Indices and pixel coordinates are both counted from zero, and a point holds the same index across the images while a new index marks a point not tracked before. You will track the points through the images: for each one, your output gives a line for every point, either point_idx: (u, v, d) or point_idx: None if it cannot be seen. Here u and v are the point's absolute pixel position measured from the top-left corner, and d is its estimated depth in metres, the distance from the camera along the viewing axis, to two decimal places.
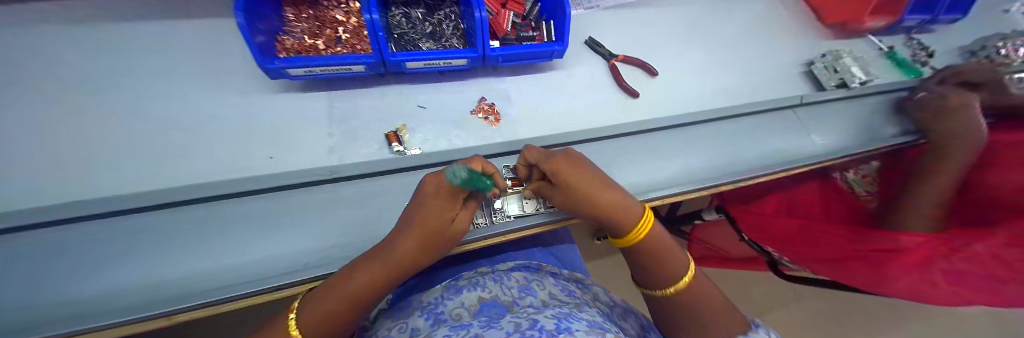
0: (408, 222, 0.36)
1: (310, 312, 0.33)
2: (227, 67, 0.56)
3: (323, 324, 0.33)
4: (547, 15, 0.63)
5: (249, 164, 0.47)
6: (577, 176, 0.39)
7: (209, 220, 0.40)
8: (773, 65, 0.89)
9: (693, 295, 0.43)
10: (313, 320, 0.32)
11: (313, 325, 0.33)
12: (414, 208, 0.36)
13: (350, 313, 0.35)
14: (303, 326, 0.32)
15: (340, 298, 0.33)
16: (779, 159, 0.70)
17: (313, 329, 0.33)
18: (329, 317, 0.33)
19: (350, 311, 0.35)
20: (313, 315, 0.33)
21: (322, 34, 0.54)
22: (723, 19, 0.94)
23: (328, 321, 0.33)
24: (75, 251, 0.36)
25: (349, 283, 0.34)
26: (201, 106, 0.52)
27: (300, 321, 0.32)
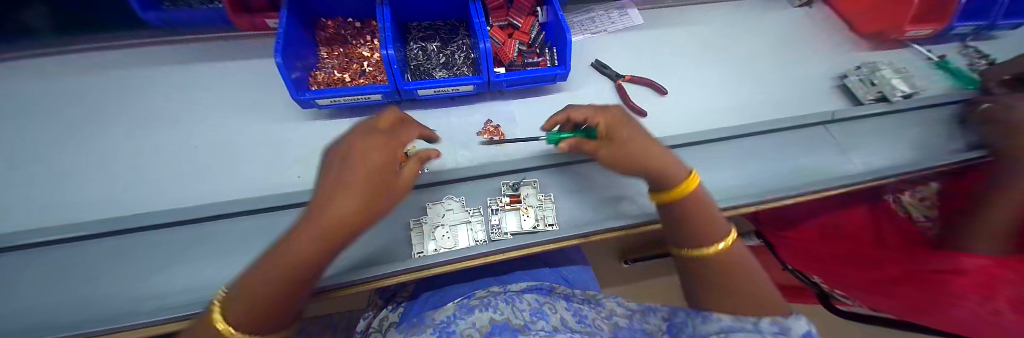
0: (354, 160, 0.32)
1: (236, 310, 0.26)
2: (271, 99, 0.65)
3: (255, 313, 0.27)
4: (551, 41, 0.66)
5: (280, 182, 0.54)
6: (628, 130, 0.46)
7: (240, 232, 0.46)
8: (798, 79, 0.85)
9: (734, 259, 0.42)
10: (239, 306, 0.26)
11: (243, 316, 0.27)
12: (348, 150, 0.33)
13: (285, 304, 0.29)
14: (233, 318, 0.26)
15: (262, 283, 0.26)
16: (809, 178, 0.65)
17: (245, 322, 0.27)
18: (257, 306, 0.27)
19: (279, 301, 0.28)
20: (238, 303, 0.27)
21: (349, 68, 0.62)
22: (741, 35, 0.92)
23: (263, 314, 0.27)
24: (141, 256, 0.43)
25: (272, 265, 0.27)
26: (247, 133, 0.60)
27: (228, 312, 0.26)
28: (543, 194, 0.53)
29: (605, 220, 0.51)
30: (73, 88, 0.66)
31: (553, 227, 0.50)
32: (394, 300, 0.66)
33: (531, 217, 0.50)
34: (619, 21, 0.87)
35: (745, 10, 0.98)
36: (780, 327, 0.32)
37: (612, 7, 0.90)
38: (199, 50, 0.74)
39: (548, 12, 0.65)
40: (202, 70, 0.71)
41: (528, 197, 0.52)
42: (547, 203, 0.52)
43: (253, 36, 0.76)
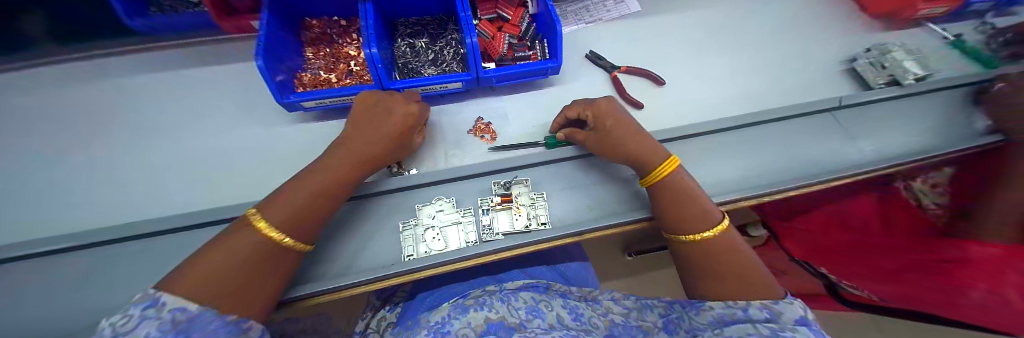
0: (377, 126, 0.43)
1: (274, 212, 0.33)
2: (259, 102, 0.64)
3: (295, 218, 0.33)
4: (542, 33, 0.64)
5: (270, 188, 0.53)
6: (613, 120, 0.47)
7: None
8: (806, 64, 0.81)
9: (722, 247, 0.40)
10: (281, 213, 0.33)
11: (284, 219, 0.33)
12: (368, 117, 0.44)
13: (314, 217, 0.35)
14: (273, 220, 0.32)
15: (308, 193, 0.35)
16: (818, 169, 0.62)
17: (284, 226, 0.33)
18: (300, 213, 0.34)
19: (316, 215, 0.35)
20: (280, 209, 0.33)
21: (335, 69, 0.60)
22: (744, 19, 0.88)
23: (297, 222, 0.33)
24: (113, 270, 0.41)
25: (309, 184, 0.36)
26: (236, 138, 0.59)
27: (268, 215, 0.32)
28: (536, 192, 0.51)
29: (599, 218, 0.49)
30: (63, 98, 0.66)
31: (546, 226, 0.48)
32: (391, 300, 0.66)
33: (523, 216, 0.49)
34: (615, 9, 0.84)
35: None
36: (769, 312, 0.34)
37: None
38: (187, 54, 0.73)
39: (538, 3, 0.63)
40: (190, 76, 0.70)
41: (520, 196, 0.51)
42: (540, 202, 0.50)
43: (240, 39, 0.75)
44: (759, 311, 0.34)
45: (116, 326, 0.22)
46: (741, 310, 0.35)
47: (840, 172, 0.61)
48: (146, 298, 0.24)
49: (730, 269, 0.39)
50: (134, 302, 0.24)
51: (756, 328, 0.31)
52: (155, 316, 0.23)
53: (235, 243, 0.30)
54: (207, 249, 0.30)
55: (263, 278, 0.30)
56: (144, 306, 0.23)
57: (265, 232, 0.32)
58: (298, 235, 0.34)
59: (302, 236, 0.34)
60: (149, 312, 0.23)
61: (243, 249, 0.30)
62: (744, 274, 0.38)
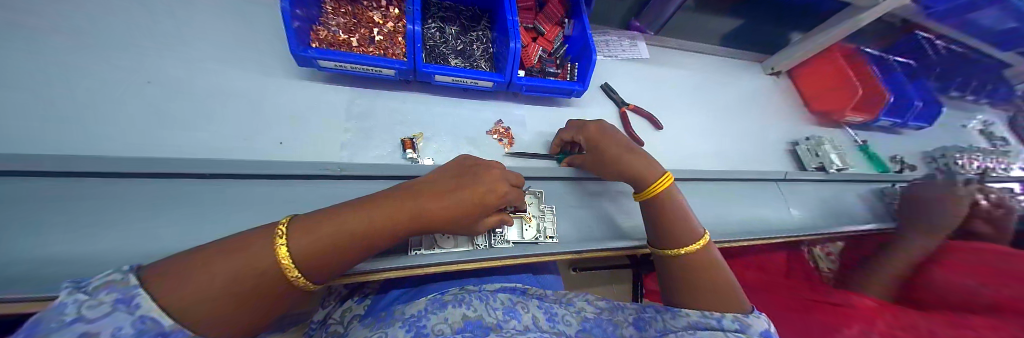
0: (455, 191, 0.37)
1: (301, 239, 0.30)
2: (253, 43, 0.55)
3: (316, 265, 0.31)
4: (573, 56, 0.67)
5: (254, 145, 0.45)
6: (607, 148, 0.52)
7: (207, 197, 0.39)
8: (764, 138, 0.97)
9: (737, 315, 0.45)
10: (305, 250, 0.30)
11: (306, 259, 0.30)
12: (456, 173, 0.40)
13: (334, 266, 0.32)
14: (296, 254, 0.29)
15: (337, 246, 0.31)
16: (762, 226, 0.75)
17: (304, 264, 0.30)
18: (323, 260, 0.31)
19: (333, 257, 0.32)
20: (308, 247, 0.30)
21: (356, 32, 0.55)
22: (724, 87, 1.02)
23: (314, 266, 0.31)
24: (51, 209, 0.33)
25: (356, 222, 0.33)
26: (216, 75, 0.49)
27: (292, 245, 0.29)
28: (545, 205, 0.53)
29: (596, 240, 0.55)
30: None
31: (553, 239, 0.51)
32: (359, 291, 0.56)
33: (533, 228, 0.50)
34: (629, 50, 0.91)
35: (730, 67, 1.09)
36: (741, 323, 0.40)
37: (624, 36, 0.93)
38: None
39: (574, 26, 0.66)
40: None
41: (532, 206, 0.52)
42: (548, 216, 0.52)
43: None
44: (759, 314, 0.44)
45: (82, 311, 0.21)
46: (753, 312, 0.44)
47: (779, 233, 0.73)
48: (124, 289, 0.23)
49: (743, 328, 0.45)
50: (104, 288, 0.22)
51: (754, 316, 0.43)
52: (128, 313, 0.22)
53: (240, 259, 0.28)
54: (218, 250, 0.28)
55: (252, 302, 0.29)
56: (118, 298, 0.22)
57: (283, 265, 0.29)
58: (311, 276, 0.31)
59: (313, 278, 0.31)
60: (121, 308, 0.22)
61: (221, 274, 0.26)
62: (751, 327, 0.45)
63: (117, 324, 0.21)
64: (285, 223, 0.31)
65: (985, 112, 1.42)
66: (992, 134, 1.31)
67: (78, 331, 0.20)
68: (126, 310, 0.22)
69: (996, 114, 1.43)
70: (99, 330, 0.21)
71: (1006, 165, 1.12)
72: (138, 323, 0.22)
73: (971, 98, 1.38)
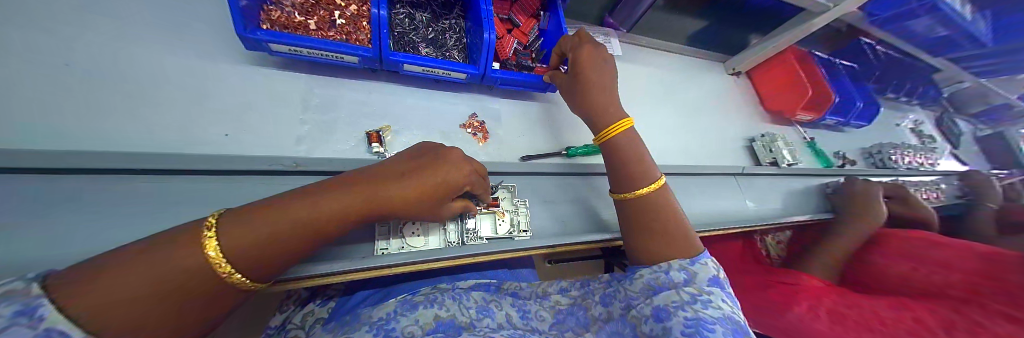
0: (414, 172, 0.35)
1: (235, 229, 0.26)
2: (196, 21, 0.49)
3: (253, 260, 0.27)
4: (548, 50, 0.65)
5: (195, 139, 0.40)
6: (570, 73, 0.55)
7: (138, 197, 0.33)
8: (725, 135, 1.03)
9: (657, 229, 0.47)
10: (241, 244, 0.26)
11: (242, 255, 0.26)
12: (414, 154, 0.37)
13: (278, 258, 0.29)
14: (228, 249, 0.26)
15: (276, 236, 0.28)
16: (723, 216, 0.81)
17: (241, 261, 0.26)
18: (260, 254, 0.27)
19: (277, 249, 0.28)
20: (242, 240, 0.26)
21: (313, 13, 0.50)
22: (691, 85, 1.07)
23: (253, 260, 0.27)
24: None
25: (299, 209, 0.29)
26: (145, 59, 0.43)
27: (223, 238, 0.26)
28: (518, 199, 0.53)
29: (569, 235, 0.55)
30: None
31: (526, 233, 0.50)
32: (322, 293, 0.52)
33: (506, 223, 0.50)
34: None
35: (694, 66, 1.14)
36: (687, 273, 0.42)
37: (599, 32, 0.94)
38: None
39: (549, 19, 0.65)
40: None
41: (503, 201, 0.52)
42: (522, 210, 0.52)
43: None
44: (679, 273, 0.42)
45: None
46: (664, 273, 0.42)
47: (737, 223, 0.78)
48: (27, 300, 0.19)
49: (665, 234, 0.47)
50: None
51: (679, 295, 0.39)
52: (29, 328, 0.18)
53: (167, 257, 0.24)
54: (129, 254, 0.23)
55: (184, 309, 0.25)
56: (16, 309, 0.18)
57: (212, 261, 0.25)
58: (250, 273, 0.27)
59: (254, 276, 0.28)
60: (22, 321, 0.18)
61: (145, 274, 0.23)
62: (673, 237, 0.46)
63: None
64: (214, 217, 0.27)
65: (915, 112, 1.61)
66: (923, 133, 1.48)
67: None
68: (26, 324, 0.18)
69: (922, 114, 1.63)
70: None
71: (927, 160, 1.29)
72: None
73: (901, 100, 1.56)
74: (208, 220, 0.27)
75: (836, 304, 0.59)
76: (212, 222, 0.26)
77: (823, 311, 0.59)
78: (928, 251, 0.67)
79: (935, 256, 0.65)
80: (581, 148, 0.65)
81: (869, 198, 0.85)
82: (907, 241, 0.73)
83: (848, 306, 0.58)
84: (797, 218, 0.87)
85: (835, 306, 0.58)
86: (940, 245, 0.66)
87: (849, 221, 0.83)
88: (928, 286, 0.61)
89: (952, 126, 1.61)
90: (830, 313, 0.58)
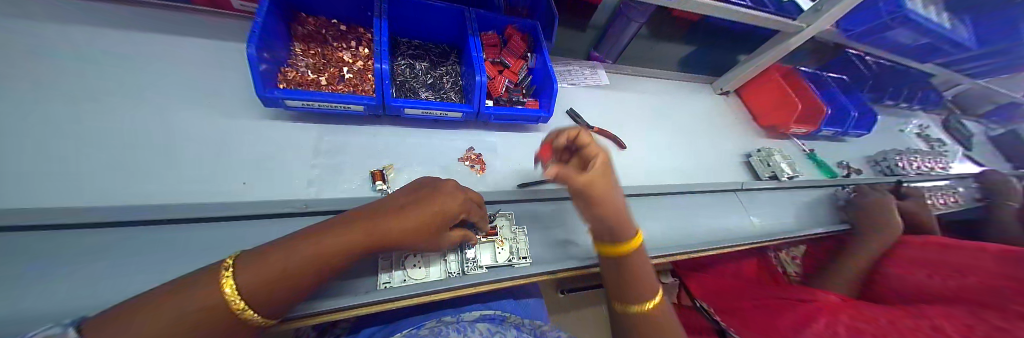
0: (411, 205, 0.38)
1: (250, 268, 0.29)
2: (225, 85, 0.56)
3: (264, 296, 0.29)
4: (537, 85, 0.71)
5: (217, 188, 0.44)
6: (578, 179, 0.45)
7: (161, 244, 0.36)
8: (721, 152, 1.05)
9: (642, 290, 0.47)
10: (257, 281, 0.29)
11: (258, 292, 0.29)
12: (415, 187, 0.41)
13: (287, 294, 0.31)
14: (243, 286, 0.28)
15: (290, 272, 0.30)
16: (731, 234, 0.80)
17: (256, 297, 0.29)
18: (271, 290, 0.30)
19: (286, 285, 0.30)
20: (254, 278, 0.29)
21: (324, 71, 0.57)
22: (681, 107, 1.12)
23: (265, 296, 0.29)
24: None
25: (305, 247, 0.31)
26: (179, 121, 0.49)
27: (239, 276, 0.28)
28: (517, 227, 0.55)
29: (570, 260, 0.55)
30: None
31: (526, 260, 0.51)
32: (331, 331, 0.53)
33: (505, 250, 0.51)
34: (591, 78, 0.98)
35: (683, 89, 1.19)
36: None
37: (586, 66, 1.02)
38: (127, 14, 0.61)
39: (536, 59, 0.71)
40: (122, 38, 0.57)
41: (501, 229, 0.53)
42: (521, 237, 0.54)
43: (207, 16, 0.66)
44: None
45: None
46: None
47: (746, 239, 0.77)
48: None
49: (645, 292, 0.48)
50: None
51: None
52: None
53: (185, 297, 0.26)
54: (154, 296, 0.26)
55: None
56: None
57: (229, 298, 0.28)
58: (262, 309, 0.30)
59: (266, 311, 0.30)
60: None
61: (168, 313, 0.25)
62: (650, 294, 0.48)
63: None
64: (232, 258, 0.30)
65: (917, 117, 1.61)
66: (930, 137, 1.47)
67: None
68: None
69: (926, 119, 1.63)
70: None
71: (938, 164, 1.26)
72: None
73: (902, 106, 1.57)
74: (226, 261, 0.30)
75: (855, 318, 0.56)
76: (231, 262, 0.29)
77: (843, 324, 0.56)
78: (947, 259, 0.65)
79: (955, 263, 0.63)
80: None
81: (886, 210, 0.83)
82: (928, 251, 0.71)
83: (865, 322, 0.55)
84: (807, 230, 0.86)
85: (856, 320, 0.56)
86: (962, 252, 0.64)
87: (865, 232, 0.81)
88: (950, 293, 0.58)
89: (960, 128, 1.59)
90: (850, 326, 0.55)
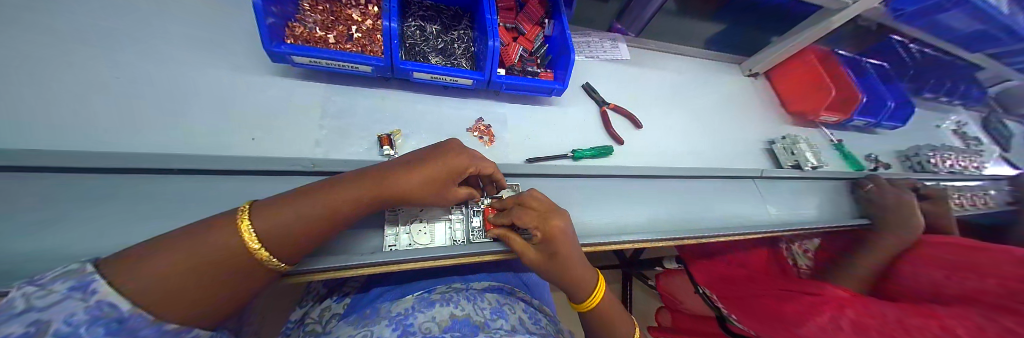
0: (421, 163, 0.37)
1: (264, 217, 0.29)
2: (234, 40, 0.55)
3: (281, 244, 0.30)
4: (553, 55, 0.67)
5: (227, 143, 0.44)
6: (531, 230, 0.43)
7: (172, 194, 0.37)
8: (742, 138, 1.00)
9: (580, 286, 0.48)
10: (273, 230, 0.29)
11: (276, 240, 0.29)
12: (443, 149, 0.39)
13: (303, 243, 0.31)
14: (260, 233, 0.28)
15: (304, 221, 0.31)
16: (743, 221, 0.77)
17: (274, 246, 0.29)
18: (287, 240, 0.30)
19: (301, 235, 0.31)
20: (270, 226, 0.29)
21: (333, 29, 0.54)
22: (704, 88, 1.05)
23: (281, 245, 0.30)
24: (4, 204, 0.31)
25: (317, 197, 0.32)
26: (187, 74, 0.48)
27: (256, 223, 0.29)
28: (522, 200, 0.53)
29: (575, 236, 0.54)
30: None
31: None
32: (340, 290, 0.54)
33: None
34: (610, 51, 0.93)
35: (708, 69, 1.12)
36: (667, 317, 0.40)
37: (606, 37, 0.95)
38: None
39: (553, 26, 0.66)
40: None
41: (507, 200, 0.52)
42: None
43: None
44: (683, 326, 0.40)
45: (32, 302, 0.21)
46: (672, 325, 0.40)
47: (759, 228, 0.75)
48: (80, 277, 0.23)
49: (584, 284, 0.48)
50: (58, 279, 0.22)
51: None
52: (83, 300, 0.22)
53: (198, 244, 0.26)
54: (166, 239, 0.26)
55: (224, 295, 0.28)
56: (72, 286, 0.22)
57: (247, 243, 0.28)
58: (281, 257, 0.30)
59: (284, 260, 0.31)
60: (77, 295, 0.22)
61: (190, 254, 0.26)
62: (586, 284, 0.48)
63: (69, 311, 0.21)
64: (245, 207, 0.30)
65: (959, 112, 1.50)
66: (968, 135, 1.37)
67: (31, 319, 0.20)
68: (81, 296, 0.22)
69: (969, 115, 1.51)
70: (51, 318, 0.20)
71: (972, 163, 1.18)
72: (94, 310, 0.22)
73: (943, 101, 1.45)
74: (240, 209, 0.30)
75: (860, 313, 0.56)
76: (245, 211, 0.29)
77: (846, 321, 0.56)
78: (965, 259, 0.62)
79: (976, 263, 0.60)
80: (587, 150, 0.66)
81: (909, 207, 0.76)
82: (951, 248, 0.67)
83: (870, 317, 0.55)
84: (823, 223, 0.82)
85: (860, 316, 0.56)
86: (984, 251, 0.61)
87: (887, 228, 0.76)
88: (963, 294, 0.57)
89: (1004, 127, 1.47)
90: (852, 323, 0.55)
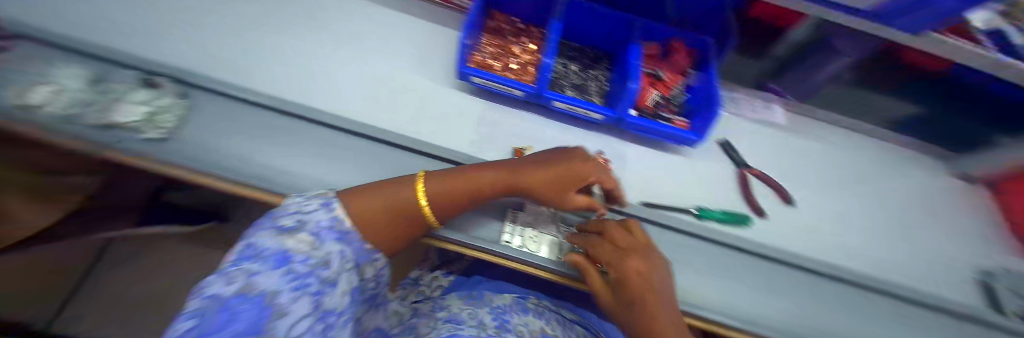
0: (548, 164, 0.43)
1: (435, 182, 0.40)
2: (433, 54, 0.72)
3: (442, 204, 0.40)
4: (692, 105, 0.65)
5: (414, 130, 0.59)
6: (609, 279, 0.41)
7: (379, 158, 0.53)
8: (960, 259, 0.70)
9: None
10: (440, 192, 0.40)
11: (440, 200, 0.40)
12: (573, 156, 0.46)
13: (453, 207, 0.41)
14: (431, 192, 0.40)
15: (459, 190, 0.41)
16: None
17: (438, 204, 0.40)
18: (447, 201, 0.40)
19: (454, 200, 0.41)
20: (439, 188, 0.40)
21: (500, 58, 0.67)
22: (892, 178, 0.81)
23: (442, 204, 0.40)
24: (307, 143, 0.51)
25: (469, 175, 0.42)
26: (401, 77, 0.67)
27: (430, 185, 0.40)
28: None
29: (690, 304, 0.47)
30: None
31: None
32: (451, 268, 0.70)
33: None
34: (761, 112, 0.83)
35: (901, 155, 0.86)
36: None
37: (757, 96, 0.86)
38: None
39: (698, 77, 0.66)
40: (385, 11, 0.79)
41: None
42: None
43: None
44: None
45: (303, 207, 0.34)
46: None
47: None
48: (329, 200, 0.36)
49: None
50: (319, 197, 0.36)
51: None
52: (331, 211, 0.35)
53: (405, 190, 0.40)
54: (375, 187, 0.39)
55: (396, 228, 0.38)
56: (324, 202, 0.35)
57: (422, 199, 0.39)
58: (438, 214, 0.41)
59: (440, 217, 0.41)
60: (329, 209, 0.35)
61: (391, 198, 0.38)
62: None
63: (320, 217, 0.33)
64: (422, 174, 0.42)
65: None
66: None
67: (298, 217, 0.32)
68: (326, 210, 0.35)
69: None
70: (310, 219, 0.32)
71: None
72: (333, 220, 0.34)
73: None
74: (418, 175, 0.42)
75: None
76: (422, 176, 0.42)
77: None
78: None
79: None
80: (718, 212, 0.59)
81: None
82: None
83: None
84: None
85: None
86: None
87: None
88: None
89: None
90: None
